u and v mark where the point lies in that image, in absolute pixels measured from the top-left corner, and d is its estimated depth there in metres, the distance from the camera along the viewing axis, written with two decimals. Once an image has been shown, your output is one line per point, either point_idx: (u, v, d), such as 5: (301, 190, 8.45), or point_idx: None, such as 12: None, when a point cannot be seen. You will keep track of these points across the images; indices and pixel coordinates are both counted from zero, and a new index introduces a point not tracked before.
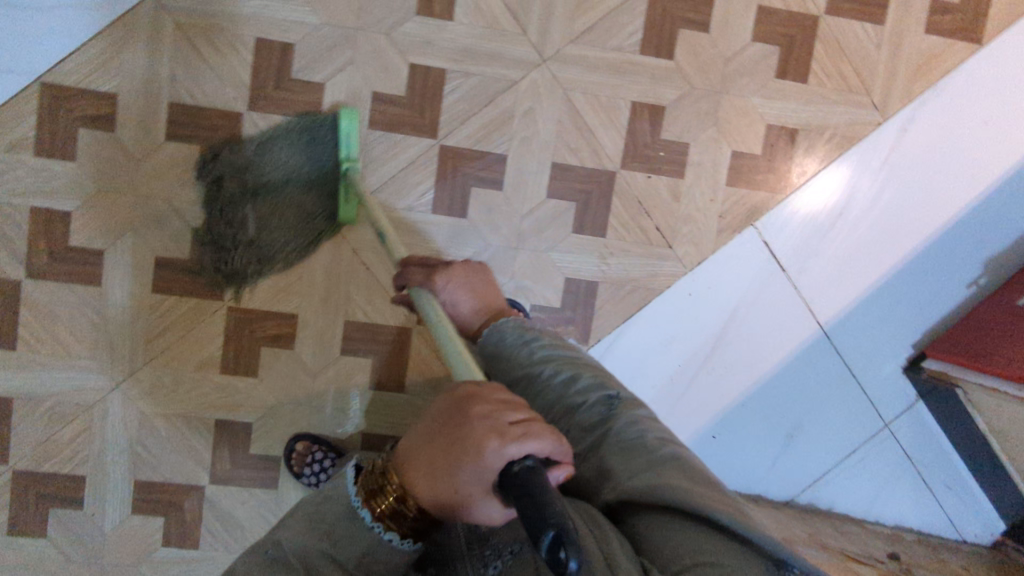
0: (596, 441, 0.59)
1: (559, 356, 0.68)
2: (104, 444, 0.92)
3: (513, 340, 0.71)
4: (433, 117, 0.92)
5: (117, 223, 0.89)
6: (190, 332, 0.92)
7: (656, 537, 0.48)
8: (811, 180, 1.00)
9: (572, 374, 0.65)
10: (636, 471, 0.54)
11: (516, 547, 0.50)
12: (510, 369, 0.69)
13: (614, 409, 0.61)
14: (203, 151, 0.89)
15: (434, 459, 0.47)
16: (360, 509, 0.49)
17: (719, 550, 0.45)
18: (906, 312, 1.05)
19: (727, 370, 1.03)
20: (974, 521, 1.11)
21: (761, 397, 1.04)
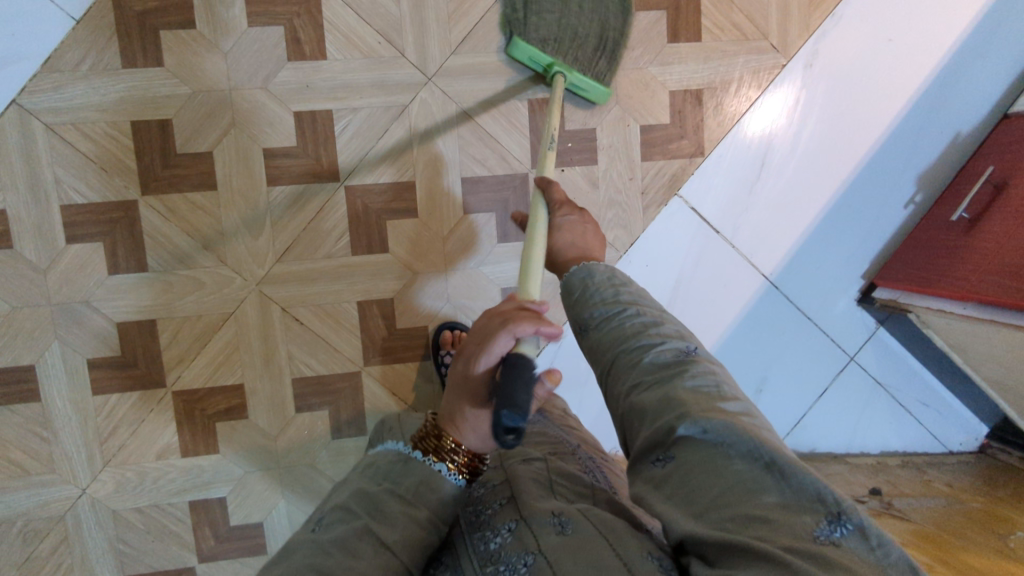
0: (661, 379, 0.50)
1: (645, 301, 0.58)
2: (85, 550, 0.92)
3: (600, 278, 0.61)
4: (332, 160, 0.91)
5: (40, 335, 0.88)
6: (141, 423, 0.92)
7: (704, 477, 0.43)
8: (735, 131, 0.98)
9: (655, 319, 0.55)
10: (703, 402, 0.47)
11: (530, 560, 0.47)
12: (586, 308, 0.59)
13: (690, 356, 0.52)
14: (107, 246, 0.88)
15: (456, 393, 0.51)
16: (411, 451, 0.50)
17: (768, 504, 0.40)
18: (851, 245, 1.04)
19: (719, 287, 1.01)
20: (957, 430, 1.10)
21: (740, 323, 1.03)
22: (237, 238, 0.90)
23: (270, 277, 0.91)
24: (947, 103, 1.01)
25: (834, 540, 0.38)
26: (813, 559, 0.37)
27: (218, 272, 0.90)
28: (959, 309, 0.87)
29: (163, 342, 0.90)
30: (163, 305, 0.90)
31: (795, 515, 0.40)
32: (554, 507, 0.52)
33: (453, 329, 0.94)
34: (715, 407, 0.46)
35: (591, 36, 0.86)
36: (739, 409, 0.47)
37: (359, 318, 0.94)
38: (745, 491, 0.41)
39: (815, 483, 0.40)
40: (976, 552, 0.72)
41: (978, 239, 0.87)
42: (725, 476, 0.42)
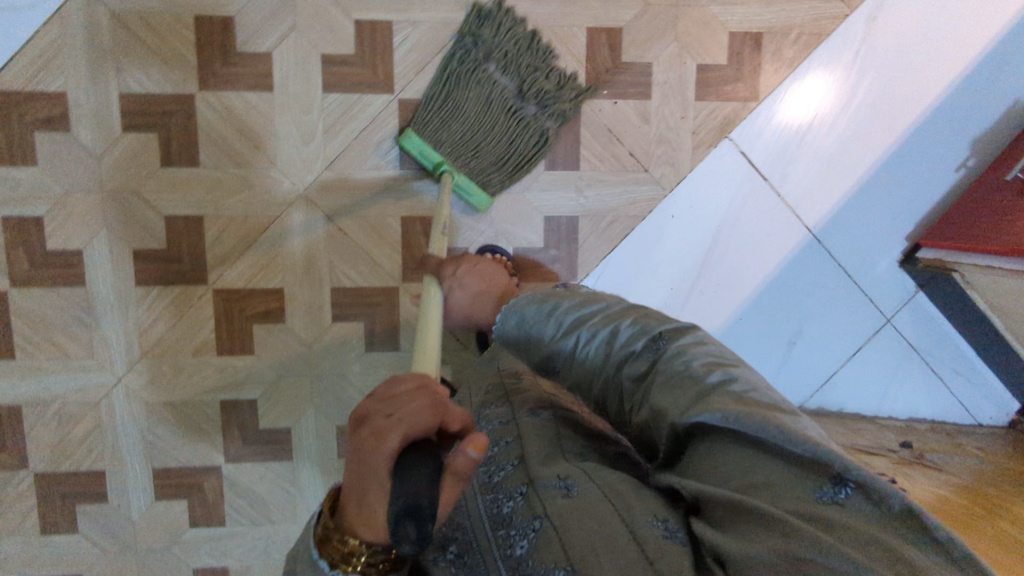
0: (646, 387, 0.58)
1: (589, 317, 0.66)
2: (116, 437, 0.94)
3: (534, 315, 0.70)
4: (387, 71, 0.91)
5: (90, 222, 0.89)
6: (180, 318, 0.93)
7: (716, 463, 0.49)
8: (789, 91, 0.98)
9: (610, 331, 0.63)
10: (689, 391, 0.53)
11: (537, 524, 0.52)
12: (544, 344, 0.68)
13: (659, 350, 0.59)
14: (162, 139, 0.89)
15: (348, 491, 0.43)
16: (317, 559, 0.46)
17: (773, 475, 0.46)
18: (897, 205, 1.02)
19: (751, 253, 1.01)
20: (988, 404, 1.09)
21: (773, 290, 1.03)
22: (288, 141, 0.91)
23: (318, 183, 0.92)
24: (1010, 66, 0.99)
25: (838, 500, 0.43)
26: (816, 523, 0.42)
27: (267, 174, 0.91)
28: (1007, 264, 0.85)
29: (207, 240, 0.91)
30: (211, 203, 0.91)
31: (796, 484, 0.45)
32: (562, 470, 0.57)
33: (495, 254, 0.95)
34: (696, 397, 0.52)
35: (491, 155, 0.89)
36: (721, 381, 0.53)
37: (402, 234, 0.94)
38: (750, 466, 0.47)
39: (813, 448, 0.45)
40: (1017, 501, 0.71)
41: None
42: (738, 453, 0.48)
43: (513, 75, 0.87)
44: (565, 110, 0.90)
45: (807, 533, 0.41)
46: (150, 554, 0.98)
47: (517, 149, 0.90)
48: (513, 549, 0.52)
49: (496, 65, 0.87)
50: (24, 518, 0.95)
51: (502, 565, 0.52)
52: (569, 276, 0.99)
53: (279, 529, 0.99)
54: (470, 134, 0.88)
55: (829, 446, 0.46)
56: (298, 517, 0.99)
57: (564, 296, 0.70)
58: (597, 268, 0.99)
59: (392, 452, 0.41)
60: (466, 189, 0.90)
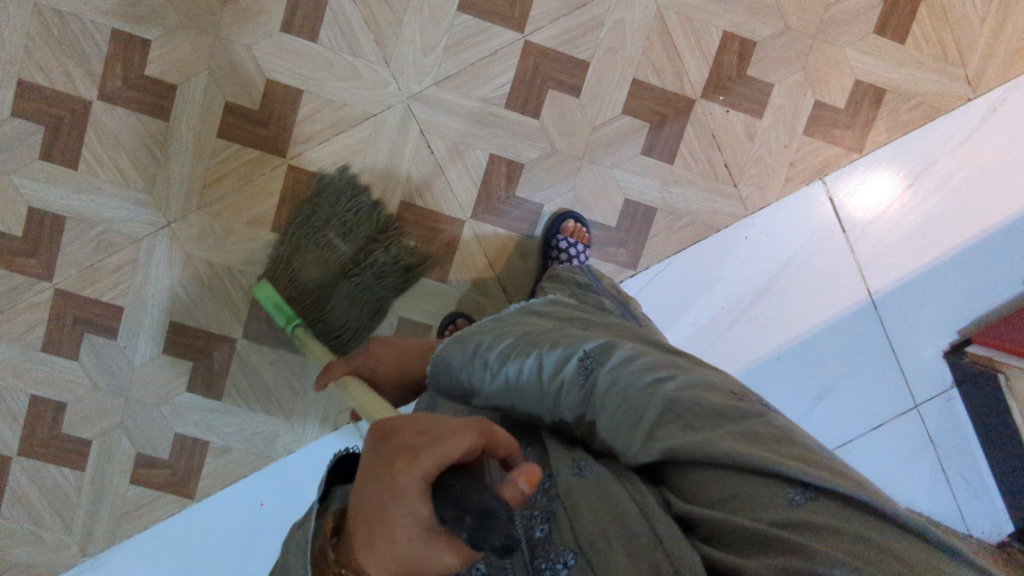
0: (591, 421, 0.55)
1: (509, 349, 0.61)
2: (146, 280, 0.93)
3: (459, 361, 0.63)
4: (523, 11, 0.91)
5: (193, 62, 0.89)
6: (247, 182, 0.92)
7: (701, 485, 0.47)
8: (867, 180, 0.99)
9: (535, 361, 0.59)
10: (639, 425, 0.51)
11: (554, 506, 0.50)
12: (473, 388, 0.62)
13: (591, 375, 0.56)
14: (289, 5, 0.89)
15: (361, 523, 0.37)
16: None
17: (762, 500, 0.44)
18: (960, 296, 1.02)
19: (805, 299, 1.00)
20: (984, 517, 1.06)
21: (814, 342, 1.01)
22: (409, 45, 0.91)
23: (422, 96, 0.92)
24: None
25: (811, 500, 0.43)
26: (807, 533, 0.41)
27: (378, 71, 0.91)
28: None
29: (299, 116, 0.91)
30: (315, 81, 0.90)
31: (769, 496, 0.44)
32: (573, 455, 0.54)
33: (579, 223, 0.94)
34: (647, 435, 0.50)
35: (331, 325, 0.86)
36: (663, 408, 0.50)
37: (486, 169, 0.94)
38: (740, 487, 0.45)
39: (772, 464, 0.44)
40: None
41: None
42: (721, 480, 0.46)
43: (352, 243, 0.86)
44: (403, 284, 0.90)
45: (808, 547, 0.40)
46: (138, 406, 0.95)
47: (361, 318, 0.87)
48: (533, 531, 0.48)
49: (337, 232, 0.86)
50: (28, 330, 0.92)
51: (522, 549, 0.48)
52: (629, 266, 0.97)
53: (271, 422, 0.97)
54: (314, 299, 0.85)
55: (783, 452, 0.45)
56: (292, 416, 0.97)
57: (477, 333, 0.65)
58: (660, 263, 0.97)
59: (426, 471, 0.36)
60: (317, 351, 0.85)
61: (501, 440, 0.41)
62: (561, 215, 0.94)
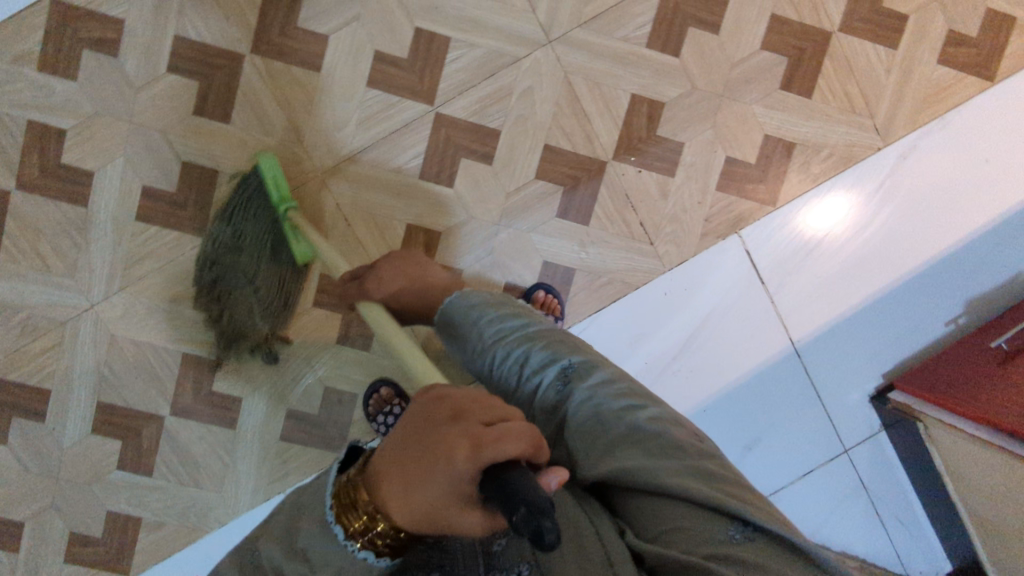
0: (558, 423, 0.66)
1: (510, 331, 0.71)
2: (72, 362, 0.94)
3: (465, 326, 0.74)
4: (432, 84, 0.93)
5: (110, 149, 0.91)
6: (168, 262, 0.93)
7: (646, 511, 0.58)
8: (794, 222, 1.00)
9: (524, 351, 0.69)
10: (612, 440, 0.61)
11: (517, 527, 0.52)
12: (475, 357, 0.73)
13: (568, 385, 0.66)
14: (201, 88, 0.91)
15: (406, 465, 0.45)
16: (331, 523, 0.47)
17: (696, 526, 0.55)
18: (882, 342, 1.04)
19: (729, 350, 1.02)
20: (920, 557, 1.08)
21: (741, 392, 1.03)
22: (321, 122, 0.93)
23: (337, 170, 0.94)
24: (1015, 238, 1.03)
25: (738, 538, 0.53)
26: (733, 565, 0.51)
27: (291, 149, 0.93)
28: (982, 433, 0.88)
29: (215, 196, 0.93)
30: (230, 162, 0.92)
31: (707, 526, 0.54)
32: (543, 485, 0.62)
33: (549, 293, 0.96)
34: (605, 452, 0.61)
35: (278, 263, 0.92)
36: (626, 430, 0.61)
37: (403, 238, 0.96)
38: (679, 516, 0.56)
39: (710, 499, 0.55)
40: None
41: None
42: (661, 507, 0.57)
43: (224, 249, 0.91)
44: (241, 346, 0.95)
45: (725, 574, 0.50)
46: (69, 485, 0.96)
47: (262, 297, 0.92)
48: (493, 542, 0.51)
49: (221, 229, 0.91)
50: None
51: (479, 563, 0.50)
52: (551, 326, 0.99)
53: (203, 496, 0.97)
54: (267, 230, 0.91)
55: (718, 491, 0.56)
56: (225, 486, 0.98)
57: (485, 296, 0.75)
58: (579, 322, 0.99)
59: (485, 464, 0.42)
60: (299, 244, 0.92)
61: (542, 452, 0.47)
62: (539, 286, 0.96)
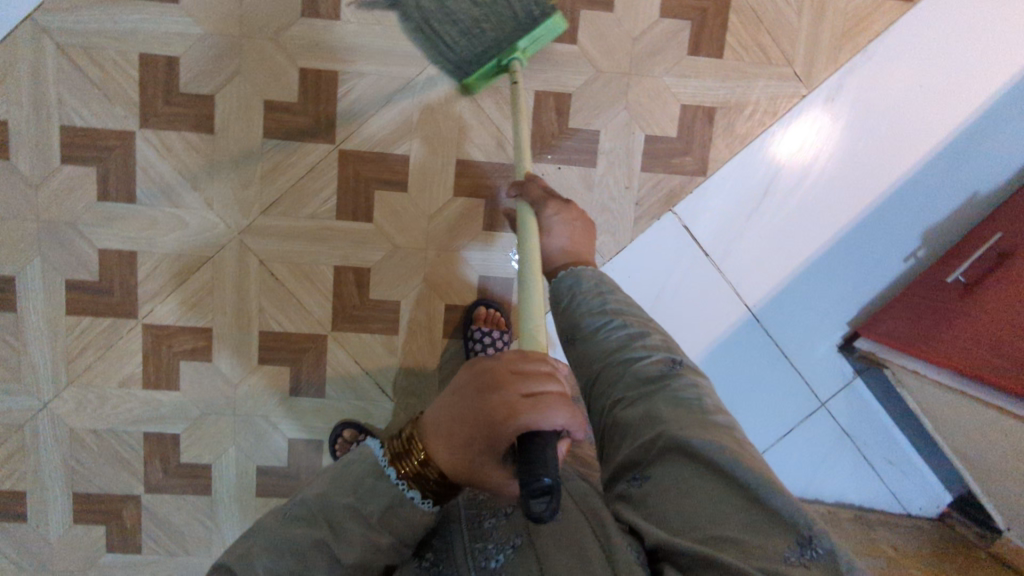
0: (647, 391, 0.52)
1: (631, 312, 0.60)
2: (39, 461, 0.95)
3: (585, 288, 0.64)
4: (330, 123, 0.91)
5: (24, 250, 0.90)
6: (109, 349, 0.93)
7: (673, 500, 0.45)
8: (727, 188, 0.97)
9: (640, 330, 0.58)
10: (681, 418, 0.49)
11: (516, 540, 0.49)
12: (578, 316, 0.62)
13: (677, 369, 0.54)
14: (100, 173, 0.89)
15: (456, 422, 0.44)
16: (386, 467, 0.45)
17: (736, 527, 0.42)
18: (843, 289, 1.01)
19: (685, 327, 1.00)
20: (919, 493, 1.06)
21: (707, 365, 1.01)
22: (225, 183, 0.91)
23: (253, 227, 0.92)
24: (967, 159, 0.98)
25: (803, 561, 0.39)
26: None
27: (203, 215, 0.91)
28: (952, 381, 0.85)
29: (139, 276, 0.92)
30: (145, 239, 0.91)
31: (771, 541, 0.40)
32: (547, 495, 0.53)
33: (489, 307, 0.96)
34: (702, 427, 0.47)
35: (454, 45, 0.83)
36: (723, 424, 0.49)
37: (334, 282, 0.94)
38: (716, 514, 0.43)
39: (791, 511, 0.42)
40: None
41: (982, 304, 0.85)
42: (695, 498, 0.44)
43: None
44: None
45: None
46: None
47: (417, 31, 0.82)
48: (487, 562, 0.48)
49: None
50: None
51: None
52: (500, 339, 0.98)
53: (196, 562, 0.99)
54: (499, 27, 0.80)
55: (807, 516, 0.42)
56: (214, 550, 0.99)
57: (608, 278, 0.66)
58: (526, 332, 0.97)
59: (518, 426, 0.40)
60: (482, 74, 0.87)
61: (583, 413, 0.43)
62: (480, 303, 0.96)
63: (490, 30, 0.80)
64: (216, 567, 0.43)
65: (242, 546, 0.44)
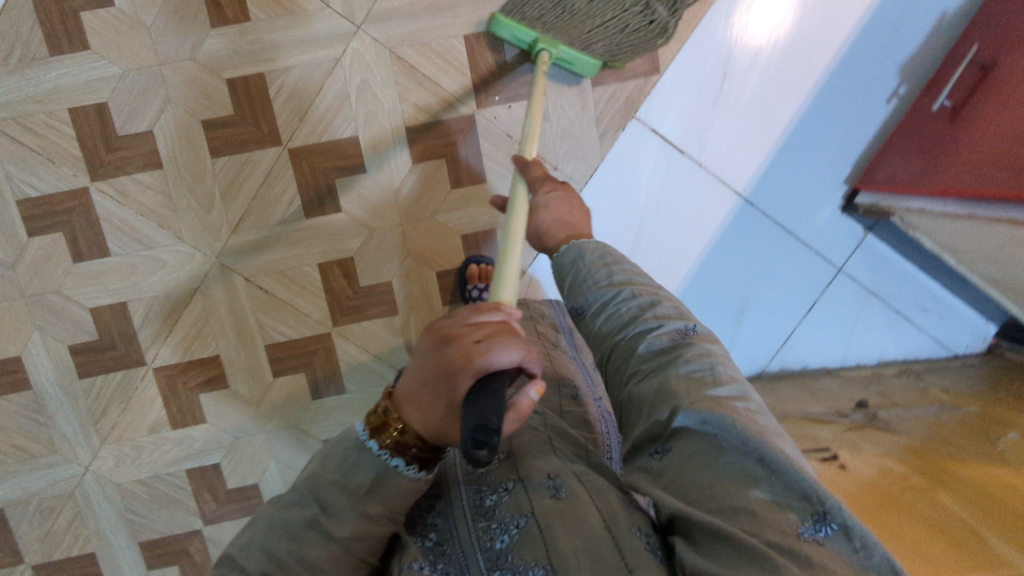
0: (659, 364, 0.50)
1: (639, 281, 0.57)
2: (98, 522, 0.97)
3: (590, 260, 0.59)
4: (271, 125, 0.89)
5: (22, 328, 0.92)
6: (130, 400, 0.95)
7: (691, 473, 0.43)
8: (684, 78, 0.93)
9: (650, 301, 0.54)
10: (695, 390, 0.46)
11: (521, 521, 0.46)
12: (584, 291, 0.58)
13: (688, 340, 0.51)
14: (68, 236, 0.90)
15: (417, 385, 0.40)
16: (367, 440, 0.42)
17: (755, 499, 0.40)
18: (830, 149, 0.97)
19: (678, 234, 0.98)
20: (961, 332, 1.03)
21: (709, 268, 0.99)
22: (189, 213, 0.91)
23: (228, 248, 0.92)
24: None
25: (817, 539, 0.38)
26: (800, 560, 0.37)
27: (177, 249, 0.91)
28: (959, 209, 0.79)
29: (136, 323, 0.93)
30: (131, 286, 0.92)
31: (780, 513, 0.40)
32: (551, 467, 0.51)
33: (479, 263, 0.93)
34: (715, 400, 0.45)
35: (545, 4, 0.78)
36: (733, 395, 0.46)
37: (322, 280, 0.93)
38: (733, 486, 0.41)
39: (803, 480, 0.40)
40: (971, 462, 0.70)
41: (978, 123, 0.79)
42: (712, 469, 0.43)
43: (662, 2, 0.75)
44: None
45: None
46: None
47: None
48: (493, 543, 0.46)
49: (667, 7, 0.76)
50: None
51: (481, 559, 0.45)
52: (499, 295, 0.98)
53: None
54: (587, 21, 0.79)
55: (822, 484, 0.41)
56: None
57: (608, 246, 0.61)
58: None
59: (475, 373, 0.36)
60: (505, 25, 0.84)
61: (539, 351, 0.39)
62: (468, 258, 0.94)
63: (590, 18, 0.78)
64: (223, 557, 0.44)
65: (246, 533, 0.45)
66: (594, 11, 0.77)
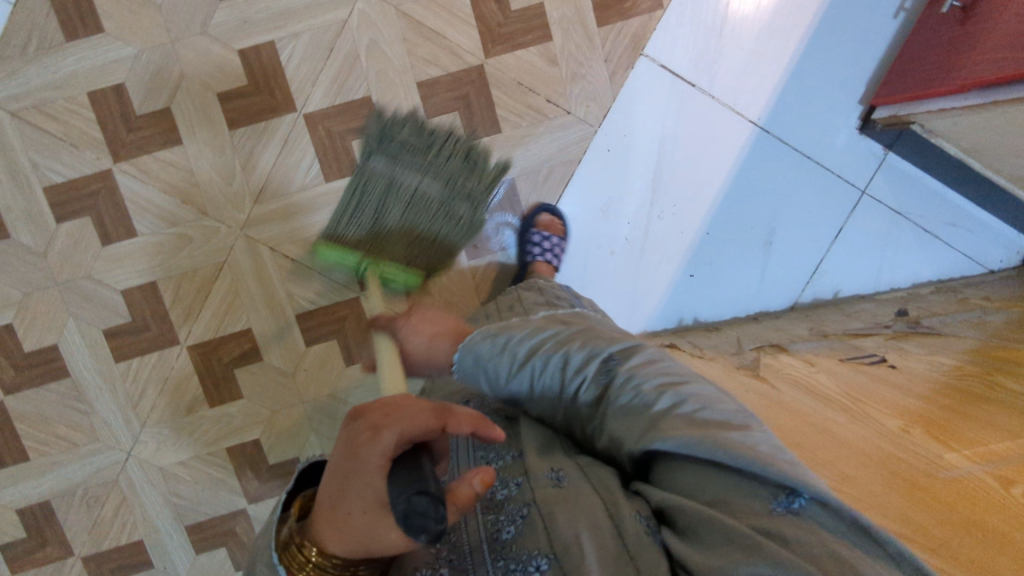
0: (603, 414, 0.53)
1: (544, 343, 0.58)
2: (143, 509, 0.96)
3: (488, 352, 0.60)
4: (284, 91, 0.91)
5: (57, 314, 0.93)
6: (166, 380, 0.95)
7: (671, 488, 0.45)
8: (685, 12, 0.96)
9: (562, 357, 0.57)
10: (640, 424, 0.49)
11: (525, 511, 0.47)
12: (507, 382, 0.59)
13: (612, 374, 0.54)
14: (95, 219, 0.92)
15: (327, 490, 0.40)
16: (276, 565, 0.40)
17: (732, 491, 0.41)
18: (842, 70, 0.97)
19: (692, 177, 0.97)
20: (994, 246, 1.01)
21: (722, 220, 0.98)
22: (212, 186, 0.92)
23: (251, 219, 0.92)
24: None
25: (793, 511, 0.38)
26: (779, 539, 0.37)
27: (203, 224, 0.92)
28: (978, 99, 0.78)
29: (167, 301, 0.93)
30: (161, 266, 0.93)
31: (751, 502, 0.40)
32: (557, 462, 0.52)
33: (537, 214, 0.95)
34: (648, 427, 0.47)
35: (362, 225, 0.85)
36: (671, 405, 0.48)
37: None
38: (703, 484, 0.43)
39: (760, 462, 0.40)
40: None
41: (993, 13, 0.77)
42: (682, 482, 0.44)
43: (460, 201, 0.84)
44: (460, 173, 0.83)
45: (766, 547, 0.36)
46: None
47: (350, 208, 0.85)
48: (501, 534, 0.46)
49: (464, 203, 0.84)
50: None
51: (485, 550, 0.46)
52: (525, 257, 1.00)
53: None
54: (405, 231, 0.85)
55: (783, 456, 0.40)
56: None
57: (492, 332, 0.61)
58: None
59: (392, 445, 0.39)
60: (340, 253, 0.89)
61: (461, 416, 0.44)
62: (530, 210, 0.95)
63: (400, 235, 0.85)
64: None
65: None
66: (405, 221, 0.85)
